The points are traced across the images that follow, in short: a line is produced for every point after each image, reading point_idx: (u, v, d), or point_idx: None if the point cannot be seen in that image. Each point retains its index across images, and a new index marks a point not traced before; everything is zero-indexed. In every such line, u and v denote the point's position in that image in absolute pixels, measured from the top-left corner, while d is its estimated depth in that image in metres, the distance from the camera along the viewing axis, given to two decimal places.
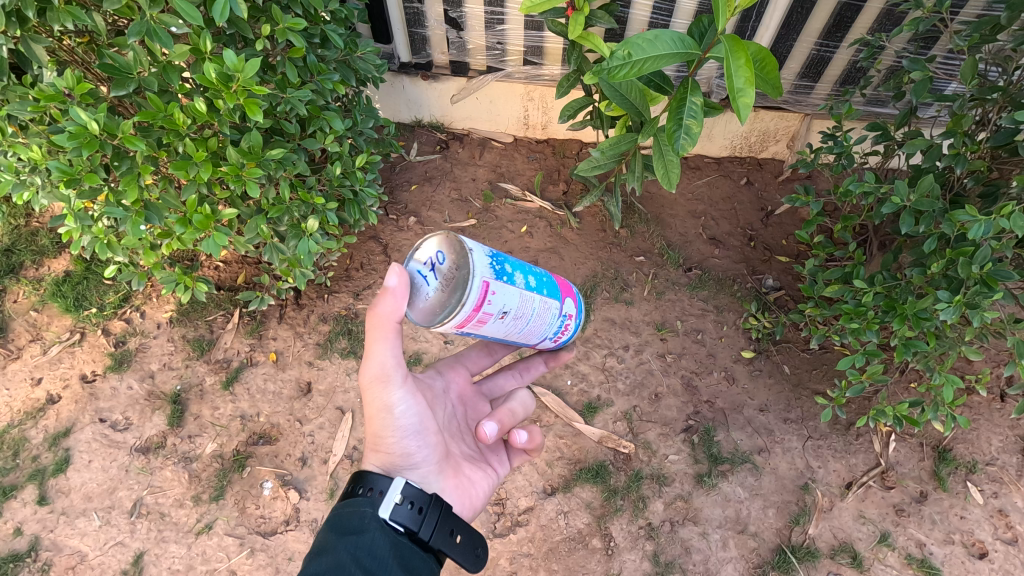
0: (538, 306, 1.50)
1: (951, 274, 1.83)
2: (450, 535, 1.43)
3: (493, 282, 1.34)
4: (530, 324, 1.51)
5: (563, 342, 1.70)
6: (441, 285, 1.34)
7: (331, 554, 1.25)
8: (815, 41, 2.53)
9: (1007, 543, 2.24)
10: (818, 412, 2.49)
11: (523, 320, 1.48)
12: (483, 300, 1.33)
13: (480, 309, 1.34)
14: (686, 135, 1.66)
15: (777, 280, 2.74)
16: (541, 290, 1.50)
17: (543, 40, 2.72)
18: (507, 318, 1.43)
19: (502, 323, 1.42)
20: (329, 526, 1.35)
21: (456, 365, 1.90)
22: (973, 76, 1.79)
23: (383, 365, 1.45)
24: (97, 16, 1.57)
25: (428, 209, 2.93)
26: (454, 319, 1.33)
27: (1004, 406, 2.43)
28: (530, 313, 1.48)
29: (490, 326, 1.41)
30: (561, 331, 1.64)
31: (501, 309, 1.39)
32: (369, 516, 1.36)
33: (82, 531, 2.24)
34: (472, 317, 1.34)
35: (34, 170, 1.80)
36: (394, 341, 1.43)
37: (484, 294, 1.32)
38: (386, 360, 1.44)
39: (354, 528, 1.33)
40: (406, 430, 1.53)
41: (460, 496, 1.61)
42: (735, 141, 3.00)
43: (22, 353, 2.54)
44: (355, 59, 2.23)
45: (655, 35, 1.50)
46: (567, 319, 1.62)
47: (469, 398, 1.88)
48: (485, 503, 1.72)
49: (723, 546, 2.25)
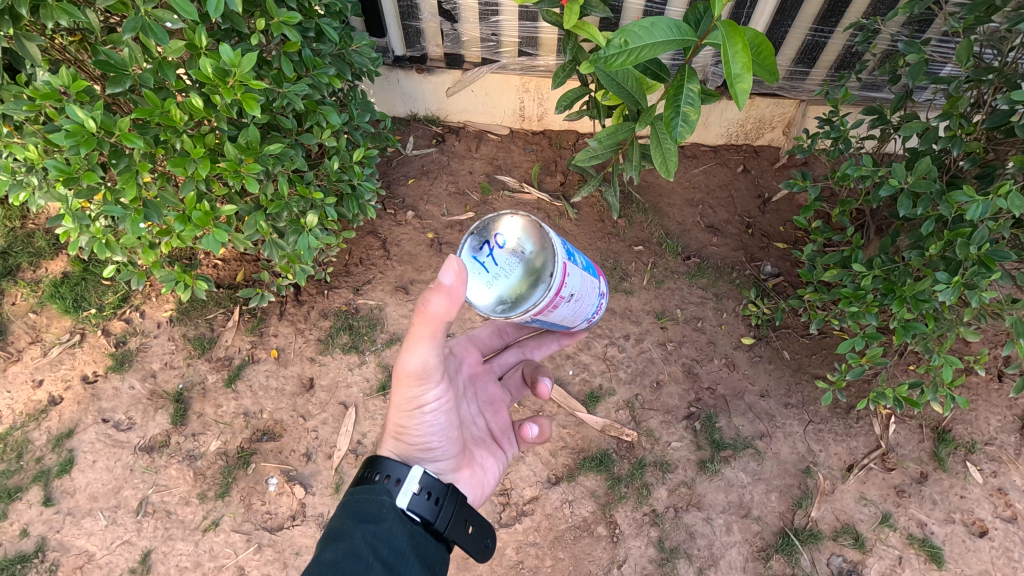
0: (590, 288, 1.50)
1: (948, 256, 1.84)
2: (463, 525, 1.45)
3: (569, 264, 1.35)
4: (584, 302, 1.48)
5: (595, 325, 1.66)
6: (522, 275, 1.30)
7: (348, 542, 1.26)
8: (810, 26, 2.54)
9: (1007, 520, 2.26)
10: (818, 396, 2.50)
11: (584, 301, 1.47)
12: (564, 282, 1.32)
13: (560, 292, 1.33)
14: (685, 122, 1.65)
15: (776, 267, 2.76)
16: (590, 271, 1.52)
17: (538, 31, 2.71)
18: (574, 299, 1.41)
19: (569, 306, 1.41)
20: (346, 511, 1.35)
21: (467, 343, 1.89)
22: (967, 58, 1.81)
23: (417, 364, 1.38)
24: (91, 12, 1.56)
25: (427, 203, 2.92)
26: (540, 303, 1.30)
27: (1002, 385, 2.45)
28: (586, 292, 1.46)
29: (560, 310, 1.40)
30: (599, 310, 1.61)
31: (570, 290, 1.38)
32: (387, 506, 1.35)
33: (88, 531, 2.25)
34: (553, 302, 1.32)
35: (30, 170, 1.80)
36: (436, 341, 1.35)
37: (565, 274, 1.32)
38: (422, 358, 1.37)
39: (372, 518, 1.32)
40: (431, 426, 1.51)
41: (474, 486, 1.64)
42: (732, 129, 3.00)
43: (22, 355, 2.53)
44: (351, 53, 2.22)
45: (651, 22, 1.49)
46: (604, 299, 1.61)
47: (480, 380, 1.88)
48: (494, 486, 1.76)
49: (728, 531, 2.27)
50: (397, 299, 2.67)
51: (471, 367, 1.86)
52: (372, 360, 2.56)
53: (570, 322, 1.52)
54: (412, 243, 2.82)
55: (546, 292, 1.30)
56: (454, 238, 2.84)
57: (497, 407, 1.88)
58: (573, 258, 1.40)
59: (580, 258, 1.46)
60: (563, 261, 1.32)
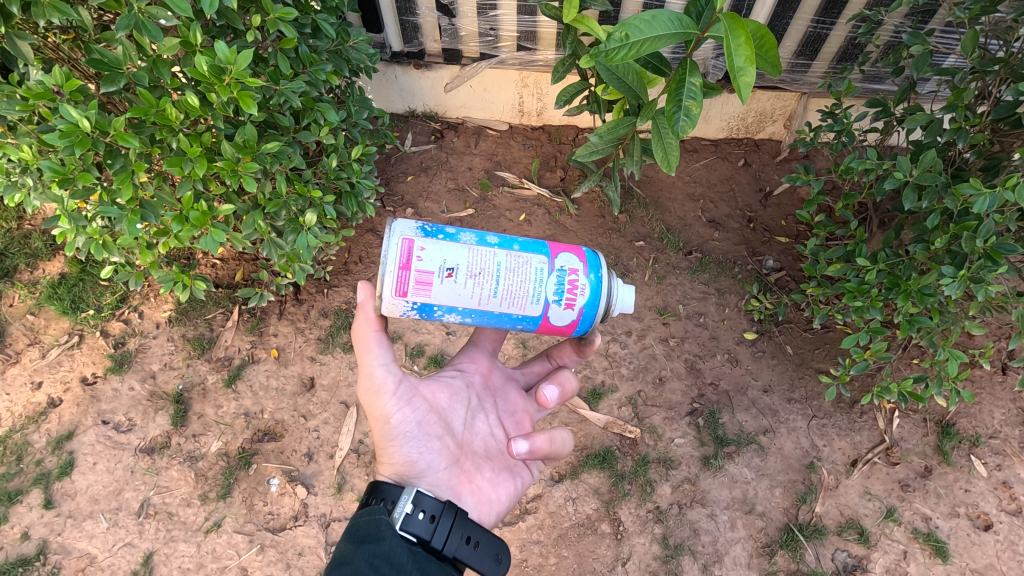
0: (504, 259, 1.47)
1: (954, 249, 1.83)
2: (467, 541, 1.42)
3: (419, 240, 1.45)
4: (499, 275, 1.46)
5: (583, 307, 1.51)
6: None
7: (350, 563, 1.25)
8: (811, 18, 2.52)
9: (1012, 514, 2.26)
10: (822, 391, 2.49)
11: (491, 274, 1.46)
12: (409, 257, 1.43)
13: (409, 267, 1.43)
14: (687, 116, 1.62)
15: (778, 261, 2.74)
16: (510, 247, 1.50)
17: (536, 25, 2.69)
18: (458, 272, 1.44)
19: (452, 281, 1.44)
20: (347, 537, 1.36)
21: (485, 353, 1.88)
22: (973, 48, 1.79)
23: (371, 374, 1.51)
24: (84, 10, 1.54)
25: (426, 200, 2.90)
26: (388, 285, 1.44)
27: (1006, 378, 2.44)
28: (489, 264, 1.46)
29: (441, 287, 1.44)
30: (567, 288, 1.49)
31: (441, 263, 1.44)
32: (385, 524, 1.35)
33: (90, 534, 2.24)
34: (405, 279, 1.43)
35: (25, 171, 1.78)
36: (375, 351, 1.50)
37: (408, 248, 1.43)
38: (372, 367, 1.51)
39: (371, 538, 1.32)
40: (405, 438, 1.52)
41: (478, 503, 1.59)
42: (733, 122, 2.98)
43: (21, 357, 2.51)
44: (348, 49, 2.19)
45: (652, 15, 1.46)
46: (568, 274, 1.50)
47: (500, 391, 1.85)
48: (510, 503, 1.69)
49: (731, 527, 2.26)
50: None
51: (487, 378, 1.85)
52: None
53: (504, 305, 1.47)
54: None
55: (380, 273, 1.44)
56: None
57: (519, 419, 1.84)
58: (452, 237, 1.49)
59: (487, 238, 1.52)
60: (406, 238, 1.45)
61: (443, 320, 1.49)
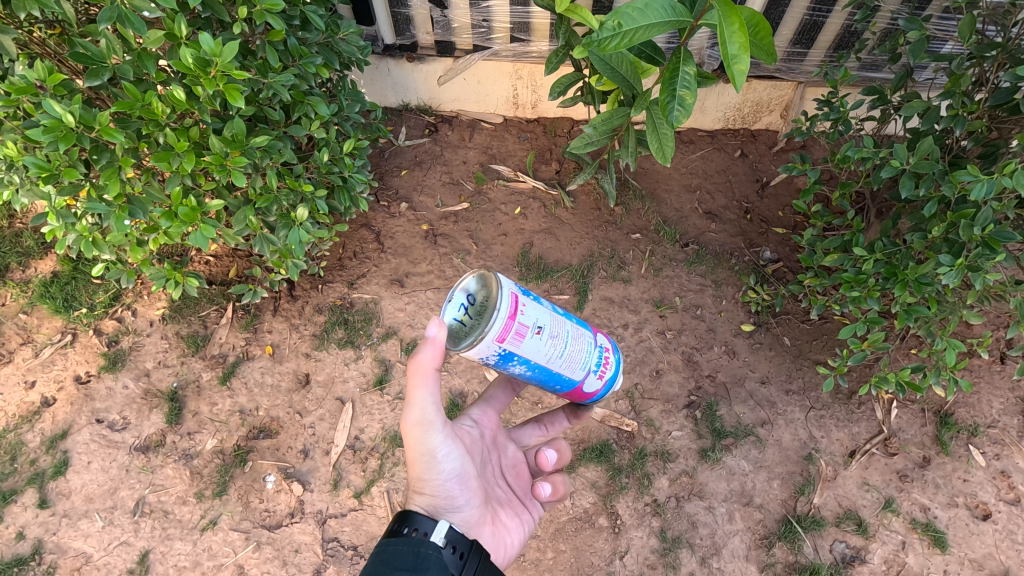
0: (573, 329, 1.50)
1: (951, 238, 1.80)
2: None
3: (522, 295, 1.38)
4: (570, 340, 1.48)
5: (610, 381, 1.61)
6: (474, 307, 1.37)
7: None
8: (807, 6, 2.49)
9: (1010, 503, 2.24)
10: (819, 381, 2.48)
11: (570, 344, 1.48)
12: (516, 308, 1.35)
13: (516, 318, 1.35)
14: (681, 106, 1.59)
15: (775, 252, 2.73)
16: (570, 317, 1.52)
17: (530, 16, 2.67)
18: (545, 331, 1.41)
19: (540, 338, 1.40)
20: (379, 560, 1.32)
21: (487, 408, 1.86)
22: (970, 34, 1.77)
23: (423, 408, 1.46)
24: (64, 2, 1.51)
25: (420, 193, 2.88)
26: (492, 329, 1.33)
27: (1004, 367, 2.43)
28: (565, 339, 1.47)
29: (530, 341, 1.39)
30: (603, 362, 1.57)
31: (536, 322, 1.39)
32: (424, 557, 1.32)
33: (84, 533, 2.22)
34: (508, 328, 1.34)
35: (11, 168, 1.76)
36: (431, 385, 1.43)
37: (515, 301, 1.35)
38: (426, 403, 1.45)
39: (410, 566, 1.30)
40: (447, 475, 1.52)
41: (496, 544, 1.63)
42: (729, 113, 2.96)
43: (13, 356, 2.49)
44: (338, 41, 2.15)
45: (645, 4, 1.43)
46: (603, 350, 1.57)
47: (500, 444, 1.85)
48: (518, 552, 1.73)
49: (730, 519, 2.25)
50: (392, 293, 2.64)
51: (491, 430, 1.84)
52: (369, 355, 2.54)
53: (565, 366, 1.48)
54: (406, 235, 2.77)
55: (492, 319, 1.33)
56: (449, 229, 2.79)
57: (519, 472, 1.86)
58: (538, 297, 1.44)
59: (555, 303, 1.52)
60: (513, 292, 1.36)
61: (512, 370, 1.43)
